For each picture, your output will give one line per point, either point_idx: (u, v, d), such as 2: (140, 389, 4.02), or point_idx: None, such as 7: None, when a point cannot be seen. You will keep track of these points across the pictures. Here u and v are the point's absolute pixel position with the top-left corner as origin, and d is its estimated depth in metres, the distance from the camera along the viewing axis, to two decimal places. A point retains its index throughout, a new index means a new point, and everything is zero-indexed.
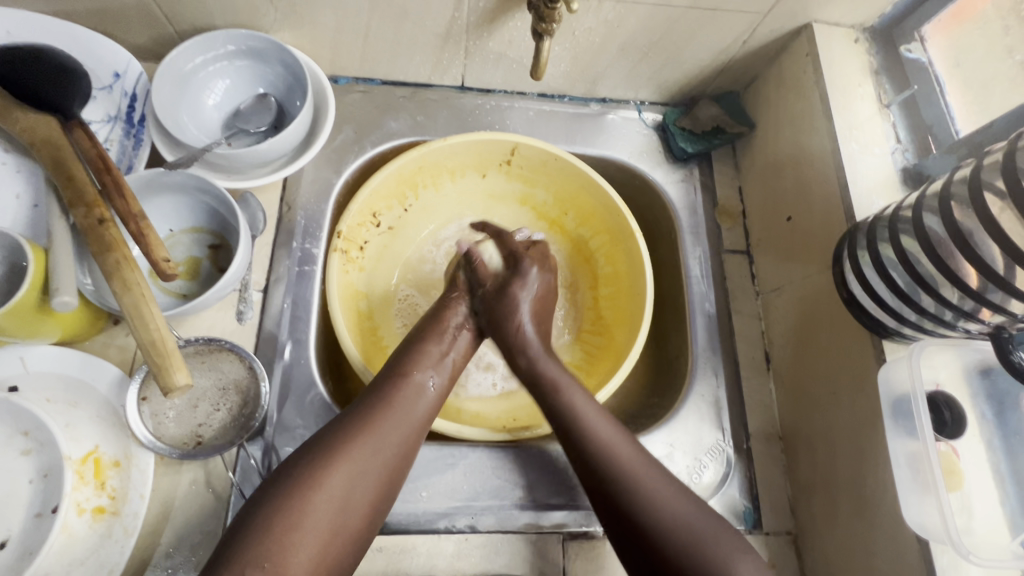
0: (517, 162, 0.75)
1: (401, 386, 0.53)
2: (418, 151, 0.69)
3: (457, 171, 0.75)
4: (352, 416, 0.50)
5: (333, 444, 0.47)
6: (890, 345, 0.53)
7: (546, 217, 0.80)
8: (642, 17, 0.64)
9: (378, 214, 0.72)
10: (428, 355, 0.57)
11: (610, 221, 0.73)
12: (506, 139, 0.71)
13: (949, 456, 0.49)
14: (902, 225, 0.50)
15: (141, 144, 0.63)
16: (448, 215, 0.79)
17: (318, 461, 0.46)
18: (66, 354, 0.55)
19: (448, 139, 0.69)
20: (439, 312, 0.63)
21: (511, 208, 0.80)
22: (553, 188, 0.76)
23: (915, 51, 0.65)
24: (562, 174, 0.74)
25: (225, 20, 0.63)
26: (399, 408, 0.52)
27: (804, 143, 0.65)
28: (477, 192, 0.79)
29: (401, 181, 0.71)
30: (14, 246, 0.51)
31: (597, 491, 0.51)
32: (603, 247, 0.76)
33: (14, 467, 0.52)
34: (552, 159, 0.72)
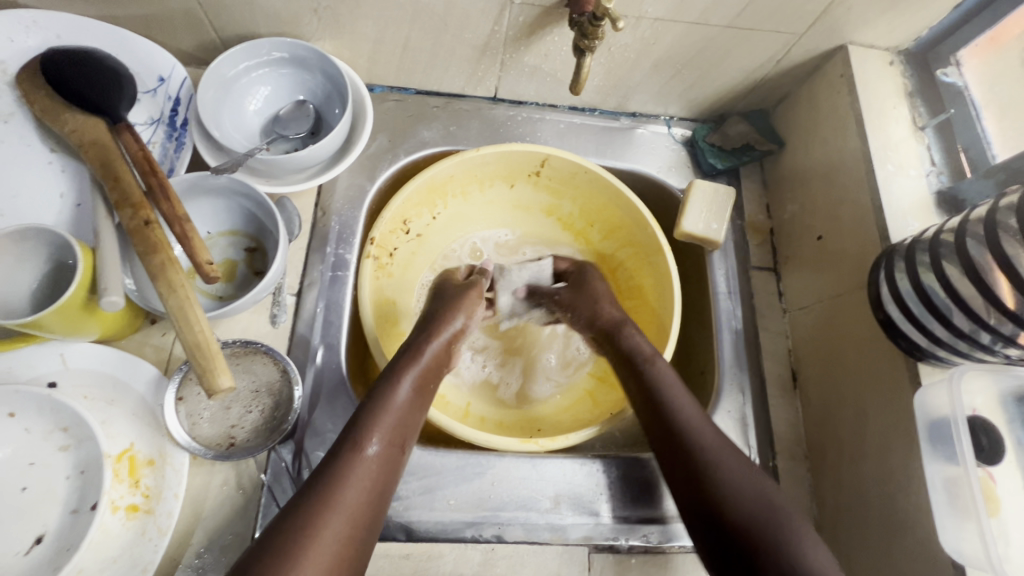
0: (546, 173, 0.75)
1: (361, 456, 0.48)
2: (450, 161, 0.69)
3: (486, 181, 0.75)
4: (315, 493, 0.45)
5: (299, 531, 0.42)
6: (925, 367, 0.53)
7: (572, 228, 0.80)
8: (679, 35, 0.64)
9: (408, 221, 0.72)
10: (391, 415, 0.52)
11: (637, 235, 0.73)
12: (537, 151, 0.71)
13: (986, 482, 0.48)
14: (945, 248, 0.50)
15: (182, 147, 0.64)
16: (474, 222, 0.80)
17: (285, 553, 0.41)
18: (106, 352, 0.56)
19: (481, 150, 0.69)
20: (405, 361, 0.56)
21: (536, 217, 0.81)
22: (579, 200, 0.77)
23: (951, 75, 0.65)
24: (591, 186, 0.73)
25: (269, 28, 0.64)
26: (363, 483, 0.47)
27: (836, 163, 0.66)
28: (504, 202, 0.79)
29: (431, 190, 0.71)
30: (61, 244, 0.52)
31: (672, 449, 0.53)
32: (628, 260, 0.76)
33: (52, 462, 0.52)
34: (582, 172, 0.72)
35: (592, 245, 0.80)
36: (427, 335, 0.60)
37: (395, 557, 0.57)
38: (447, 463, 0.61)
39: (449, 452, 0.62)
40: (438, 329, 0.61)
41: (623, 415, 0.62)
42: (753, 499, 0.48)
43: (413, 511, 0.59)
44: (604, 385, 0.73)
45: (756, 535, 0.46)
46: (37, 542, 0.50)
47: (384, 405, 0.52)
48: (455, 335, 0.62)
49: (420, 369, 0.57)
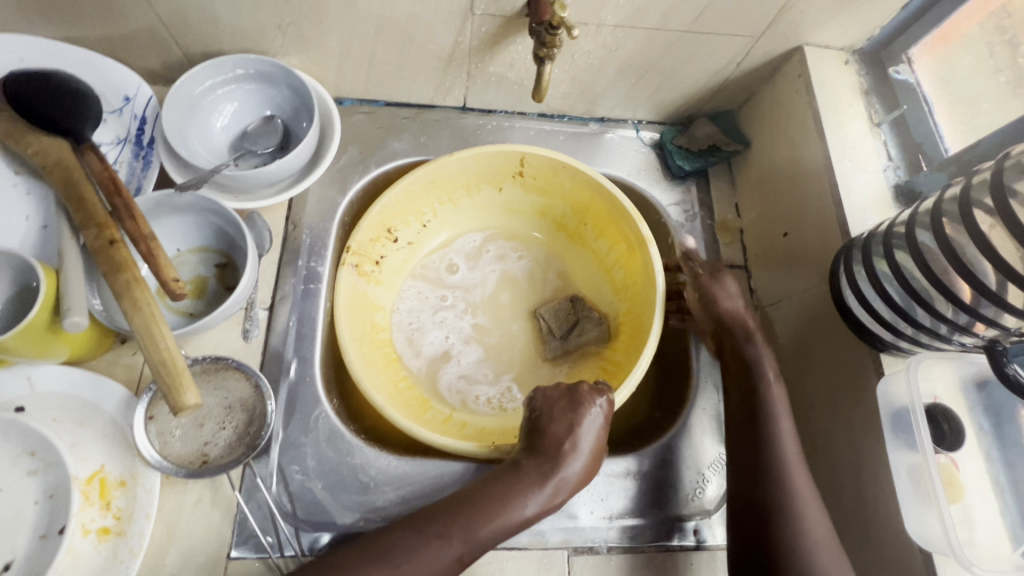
0: (528, 172, 0.75)
1: (440, 549, 0.46)
2: (426, 167, 0.70)
3: (472, 186, 0.76)
4: None
5: None
6: (886, 358, 0.54)
7: (565, 228, 0.79)
8: (640, 41, 0.65)
9: (393, 230, 0.73)
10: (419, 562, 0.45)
11: (625, 226, 0.71)
12: (512, 150, 0.72)
13: (948, 468, 0.49)
14: (896, 240, 0.51)
15: (149, 165, 0.64)
16: (465, 230, 0.79)
17: None
18: (72, 373, 0.55)
19: (456, 154, 0.71)
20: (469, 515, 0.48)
21: (528, 219, 0.80)
22: (568, 198, 0.76)
23: (903, 72, 0.67)
24: (574, 181, 0.73)
25: (234, 45, 0.65)
26: None
27: (799, 162, 0.67)
28: (494, 208, 0.79)
29: (411, 197, 0.72)
30: (25, 267, 0.52)
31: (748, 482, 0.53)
32: (621, 258, 0.73)
33: (19, 487, 0.52)
34: (561, 167, 0.73)
35: (586, 245, 0.78)
36: (515, 491, 0.50)
37: None
38: (424, 472, 0.61)
39: (426, 460, 0.62)
40: (573, 455, 0.52)
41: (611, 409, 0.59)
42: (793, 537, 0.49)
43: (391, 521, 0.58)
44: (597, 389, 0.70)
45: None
46: (5, 569, 0.50)
47: (430, 551, 0.46)
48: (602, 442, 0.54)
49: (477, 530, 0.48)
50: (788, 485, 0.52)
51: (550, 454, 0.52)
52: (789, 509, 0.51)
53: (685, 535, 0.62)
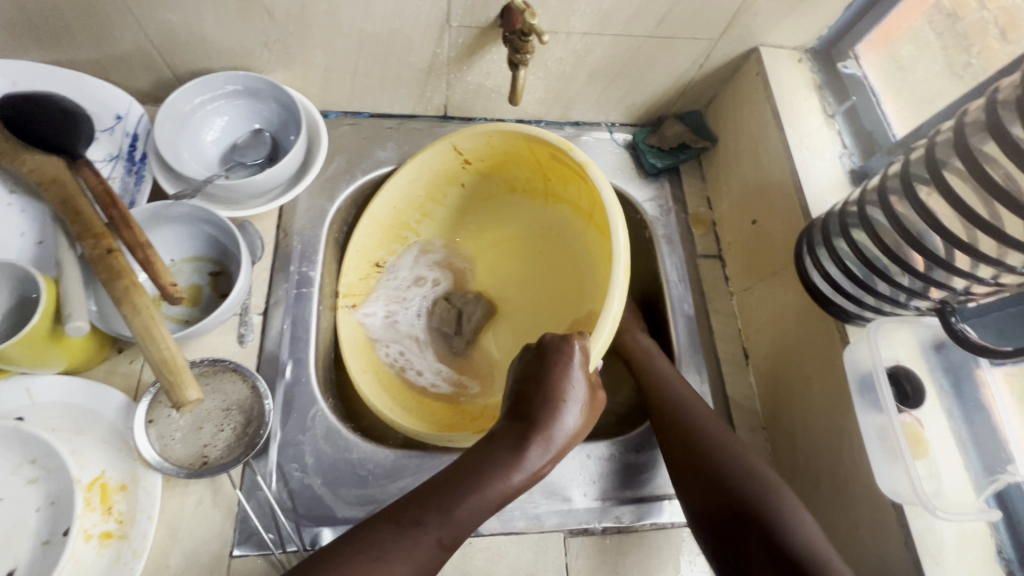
0: (470, 155, 0.72)
1: (418, 538, 0.44)
2: (381, 193, 0.72)
3: (438, 196, 0.76)
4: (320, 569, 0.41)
5: None
6: (852, 328, 0.58)
7: (538, 191, 0.74)
8: (608, 46, 0.70)
9: (382, 261, 0.75)
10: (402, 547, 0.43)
11: (570, 163, 0.66)
12: (440, 145, 0.70)
13: (913, 426, 0.53)
14: (850, 218, 0.55)
15: (142, 181, 0.66)
16: (457, 230, 0.79)
17: None
18: (73, 383, 0.57)
19: (396, 176, 0.71)
20: (451, 494, 0.45)
21: (507, 198, 0.77)
22: (521, 162, 0.72)
23: (850, 67, 0.73)
24: (509, 142, 0.69)
25: (222, 63, 0.68)
26: None
27: (762, 154, 0.71)
28: (467, 205, 0.78)
29: (384, 228, 0.74)
30: (26, 279, 0.53)
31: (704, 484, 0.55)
32: (590, 199, 0.67)
33: (21, 496, 0.52)
34: (493, 135, 0.69)
35: (561, 198, 0.72)
36: (495, 465, 0.46)
37: None
38: (421, 464, 0.63)
39: (421, 453, 0.63)
40: (554, 424, 0.48)
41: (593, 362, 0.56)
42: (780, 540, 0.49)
43: None
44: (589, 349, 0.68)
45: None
46: None
47: (411, 535, 0.44)
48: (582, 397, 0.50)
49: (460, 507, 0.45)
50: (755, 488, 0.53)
51: (526, 423, 0.48)
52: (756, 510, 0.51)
53: (676, 513, 0.64)
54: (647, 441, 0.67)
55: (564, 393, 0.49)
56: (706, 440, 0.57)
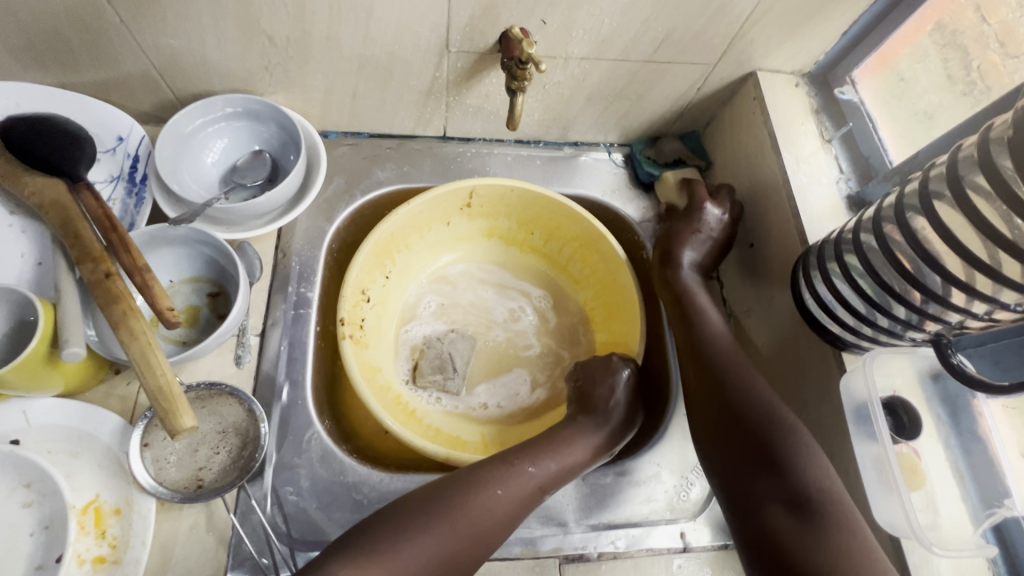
0: (476, 203, 0.78)
1: (520, 477, 0.55)
2: (389, 220, 0.72)
3: (424, 227, 0.78)
4: (437, 487, 0.53)
5: (423, 506, 0.51)
6: (848, 356, 0.57)
7: (514, 242, 0.83)
8: (605, 71, 0.70)
9: (367, 290, 0.73)
10: (512, 475, 0.55)
11: (575, 229, 0.77)
12: (463, 185, 0.75)
13: (910, 457, 0.52)
14: (845, 247, 0.55)
15: (142, 202, 0.67)
16: (428, 266, 0.81)
17: (412, 518, 0.50)
18: (69, 405, 0.57)
19: (411, 203, 0.73)
20: (541, 450, 0.59)
21: (479, 243, 0.83)
22: (511, 214, 0.80)
23: (847, 92, 0.73)
24: (520, 201, 0.78)
25: (223, 85, 0.68)
26: (461, 514, 0.51)
27: (759, 177, 0.72)
28: (446, 241, 0.81)
29: (378, 252, 0.74)
30: (24, 303, 0.54)
31: (705, 374, 0.59)
32: (576, 253, 0.80)
33: (14, 520, 0.52)
34: (508, 191, 0.77)
35: (539, 251, 0.83)
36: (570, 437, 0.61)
37: None
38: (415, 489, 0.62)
39: (418, 476, 0.63)
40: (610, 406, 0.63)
41: None
42: (760, 409, 0.55)
43: None
44: None
45: (762, 446, 0.53)
46: None
47: (509, 474, 0.55)
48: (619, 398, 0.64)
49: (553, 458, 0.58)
50: (739, 374, 0.58)
51: (588, 410, 0.64)
52: (741, 384, 0.57)
53: (672, 538, 0.63)
54: (640, 465, 0.67)
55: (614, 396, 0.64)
56: (696, 332, 0.63)
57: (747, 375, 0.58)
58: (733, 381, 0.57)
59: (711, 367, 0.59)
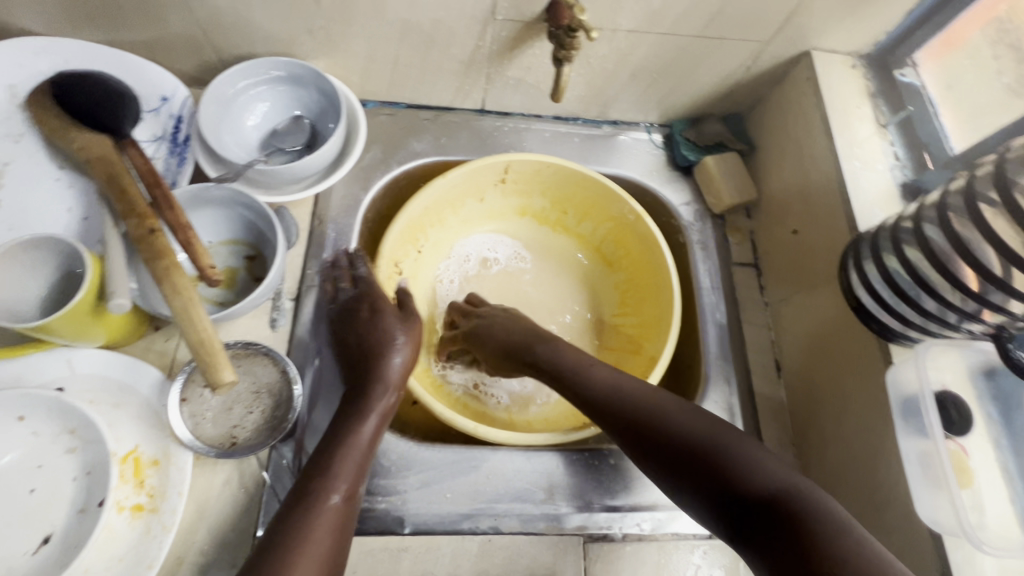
0: (511, 178, 0.77)
1: (332, 468, 0.51)
2: (423, 195, 0.71)
3: (457, 203, 0.77)
4: (295, 499, 0.49)
5: (300, 519, 0.47)
6: (897, 348, 0.56)
7: (547, 221, 0.83)
8: (652, 45, 0.68)
9: (400, 263, 0.74)
10: (333, 468, 0.51)
11: (611, 209, 0.76)
12: (498, 160, 0.73)
13: (958, 454, 0.51)
14: (905, 234, 0.54)
15: (184, 162, 0.67)
16: (457, 240, 0.82)
17: (288, 536, 0.46)
18: (112, 357, 0.58)
19: (448, 176, 0.71)
20: (335, 435, 0.54)
21: (510, 220, 0.83)
22: (545, 190, 0.79)
23: (908, 75, 0.70)
24: (555, 179, 0.77)
25: (266, 48, 0.68)
26: (321, 524, 0.47)
27: (806, 162, 0.69)
28: (478, 215, 0.81)
29: (411, 227, 0.74)
30: (71, 254, 0.55)
31: (615, 424, 0.53)
32: (610, 234, 0.79)
33: (59, 464, 0.54)
34: (545, 168, 0.75)
35: (571, 231, 0.83)
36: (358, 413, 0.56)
37: (393, 550, 0.58)
38: (443, 458, 0.63)
39: (446, 446, 0.64)
40: (386, 371, 0.60)
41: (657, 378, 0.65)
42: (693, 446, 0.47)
43: (411, 504, 0.60)
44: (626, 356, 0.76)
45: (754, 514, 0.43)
46: (44, 542, 0.52)
47: (345, 449, 0.53)
48: (403, 368, 0.61)
49: (362, 446, 0.54)
50: (652, 419, 0.51)
51: (360, 386, 0.59)
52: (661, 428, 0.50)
53: (698, 524, 0.63)
54: None
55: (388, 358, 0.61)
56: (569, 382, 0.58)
57: (646, 401, 0.52)
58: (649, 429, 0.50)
59: (620, 416, 0.53)
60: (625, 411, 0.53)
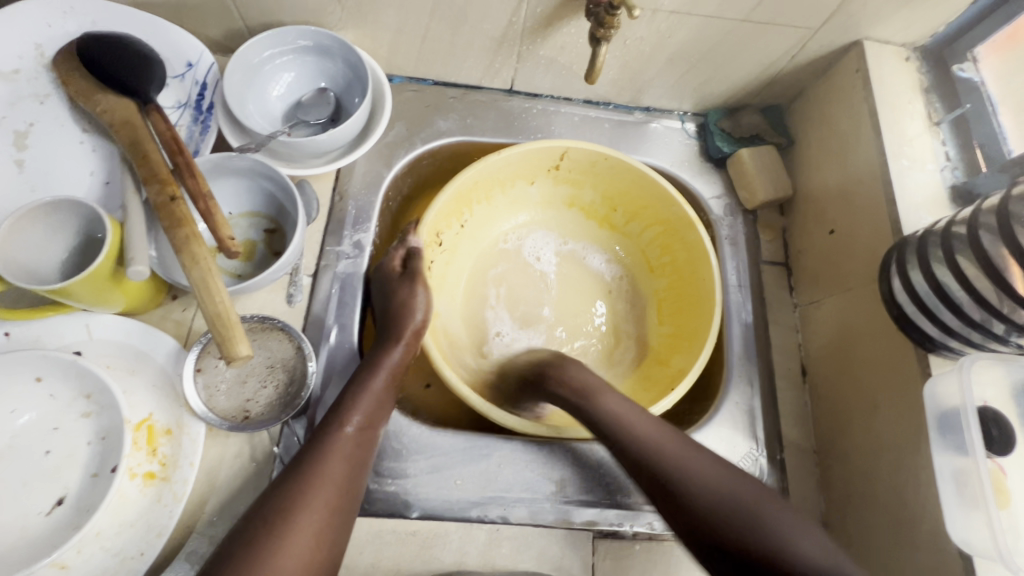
0: (565, 166, 0.75)
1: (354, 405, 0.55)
2: (476, 167, 0.69)
3: (507, 182, 0.75)
4: (321, 425, 0.54)
5: (322, 443, 0.52)
6: (936, 359, 0.53)
7: (596, 216, 0.80)
8: (694, 29, 0.65)
9: (441, 234, 0.72)
10: (353, 399, 0.55)
11: (664, 212, 0.73)
12: (557, 145, 0.71)
13: (996, 473, 0.49)
14: (957, 241, 0.51)
15: (207, 130, 0.66)
16: (503, 221, 0.79)
17: (311, 453, 0.51)
18: (129, 324, 0.58)
19: (503, 152, 0.69)
20: (358, 375, 0.57)
21: (559, 211, 0.81)
22: (595, 183, 0.76)
23: (967, 70, 0.65)
24: (612, 174, 0.74)
25: (294, 16, 0.66)
26: (338, 451, 0.51)
27: (850, 158, 0.66)
28: (527, 200, 0.79)
29: (459, 199, 0.71)
30: (92, 218, 0.54)
31: (664, 497, 0.51)
32: (657, 238, 0.76)
33: (75, 428, 0.54)
34: (601, 160, 0.72)
35: (618, 230, 0.80)
36: (377, 358, 0.59)
37: (401, 533, 0.57)
38: (455, 444, 0.62)
39: (458, 433, 0.63)
40: (407, 321, 0.62)
41: (691, 377, 0.63)
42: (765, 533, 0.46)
43: (421, 488, 0.59)
44: (657, 364, 0.74)
45: None
46: (58, 504, 0.52)
47: (363, 388, 0.56)
48: (420, 324, 0.62)
49: (376, 390, 0.56)
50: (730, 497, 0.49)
51: (384, 334, 0.61)
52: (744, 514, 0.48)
53: None
54: None
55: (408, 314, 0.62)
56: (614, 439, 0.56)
57: (698, 469, 0.51)
58: (718, 502, 0.49)
59: (668, 487, 0.51)
60: (692, 514, 0.49)
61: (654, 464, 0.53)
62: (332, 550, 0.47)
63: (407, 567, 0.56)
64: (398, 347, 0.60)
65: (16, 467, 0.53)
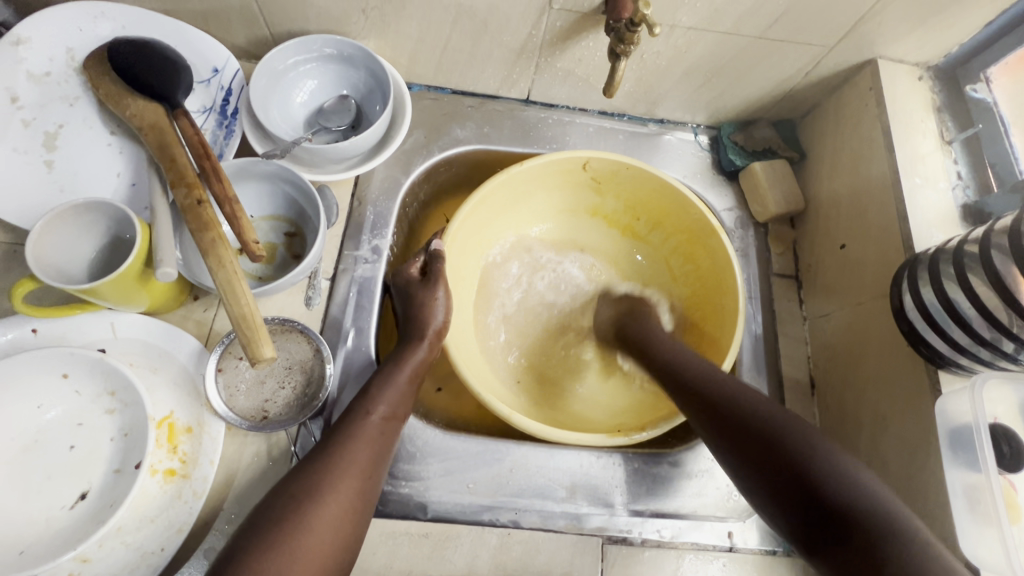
0: (587, 175, 0.76)
1: (381, 393, 0.56)
2: (501, 177, 0.70)
3: (529, 193, 0.76)
4: (346, 413, 0.55)
5: (349, 428, 0.53)
6: (946, 376, 0.54)
7: (618, 224, 0.82)
8: (711, 44, 0.66)
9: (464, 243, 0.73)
10: (380, 390, 0.57)
11: (686, 220, 0.73)
12: (579, 154, 0.72)
13: (1007, 490, 0.50)
14: (967, 258, 0.52)
15: (231, 134, 0.68)
16: (523, 229, 0.81)
17: (338, 438, 0.52)
18: (151, 323, 0.59)
19: (525, 163, 0.70)
20: (383, 372, 0.59)
21: (580, 219, 0.82)
22: (619, 193, 0.77)
23: (980, 91, 0.66)
24: (632, 183, 0.75)
25: (318, 25, 0.68)
26: (364, 436, 0.53)
27: (862, 175, 0.67)
28: (548, 208, 0.80)
29: (482, 209, 0.72)
30: (120, 220, 0.56)
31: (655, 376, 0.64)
32: (679, 247, 0.77)
33: (99, 423, 0.55)
34: (623, 169, 0.73)
35: (640, 239, 0.82)
36: (400, 356, 0.60)
37: (413, 535, 0.58)
38: (467, 448, 0.63)
39: (470, 437, 0.63)
40: (429, 320, 0.63)
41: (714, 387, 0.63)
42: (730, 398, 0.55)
43: (434, 492, 0.61)
44: None
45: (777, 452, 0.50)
46: (82, 498, 0.53)
47: (387, 382, 0.57)
48: (440, 325, 0.64)
49: (399, 386, 0.58)
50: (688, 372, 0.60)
51: (407, 334, 0.63)
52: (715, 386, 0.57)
53: (719, 536, 0.62)
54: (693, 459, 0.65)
55: (430, 313, 0.63)
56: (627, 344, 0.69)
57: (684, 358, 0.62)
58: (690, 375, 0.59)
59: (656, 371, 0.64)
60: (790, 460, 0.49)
61: (769, 415, 0.52)
62: (354, 532, 0.48)
63: (419, 569, 0.57)
64: (422, 345, 0.61)
65: (41, 461, 0.54)
